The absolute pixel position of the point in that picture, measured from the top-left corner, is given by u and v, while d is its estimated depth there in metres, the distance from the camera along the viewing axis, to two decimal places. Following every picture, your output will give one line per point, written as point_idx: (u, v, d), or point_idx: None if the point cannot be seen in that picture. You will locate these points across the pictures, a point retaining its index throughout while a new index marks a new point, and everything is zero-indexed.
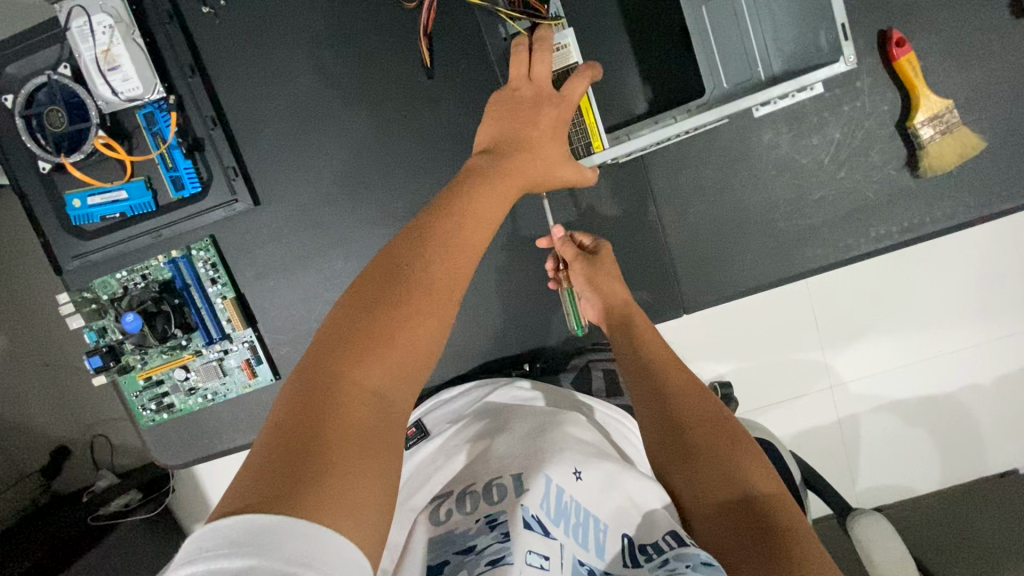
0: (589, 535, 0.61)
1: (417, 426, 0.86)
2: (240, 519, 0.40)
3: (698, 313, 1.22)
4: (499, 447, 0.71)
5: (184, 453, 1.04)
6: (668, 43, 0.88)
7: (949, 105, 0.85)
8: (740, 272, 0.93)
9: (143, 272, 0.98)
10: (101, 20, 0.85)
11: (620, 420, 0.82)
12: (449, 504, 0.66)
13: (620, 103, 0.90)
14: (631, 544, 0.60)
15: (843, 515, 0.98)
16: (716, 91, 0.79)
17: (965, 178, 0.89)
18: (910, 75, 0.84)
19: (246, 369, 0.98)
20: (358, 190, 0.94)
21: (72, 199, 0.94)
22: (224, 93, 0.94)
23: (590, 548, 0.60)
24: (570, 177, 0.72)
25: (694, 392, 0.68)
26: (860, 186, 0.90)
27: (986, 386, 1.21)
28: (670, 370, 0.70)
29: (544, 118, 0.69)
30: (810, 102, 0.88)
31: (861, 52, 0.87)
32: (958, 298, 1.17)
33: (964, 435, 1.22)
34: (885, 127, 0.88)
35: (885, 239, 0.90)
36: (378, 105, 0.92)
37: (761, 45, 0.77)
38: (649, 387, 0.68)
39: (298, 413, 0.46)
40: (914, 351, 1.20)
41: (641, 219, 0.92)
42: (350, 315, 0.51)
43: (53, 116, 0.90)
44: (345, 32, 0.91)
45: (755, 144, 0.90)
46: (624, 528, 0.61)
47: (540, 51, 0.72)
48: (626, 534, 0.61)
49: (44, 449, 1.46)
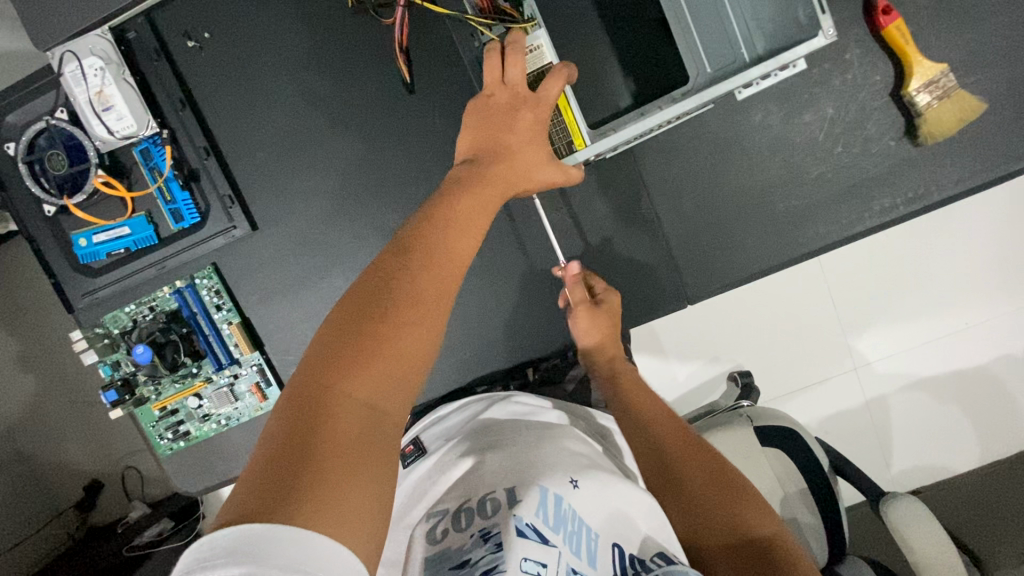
0: (582, 544, 0.60)
1: (414, 444, 0.85)
2: (239, 527, 0.41)
3: (706, 303, 1.20)
4: (490, 462, 0.70)
5: (203, 479, 1.05)
6: (648, 32, 0.87)
7: (943, 69, 0.82)
8: (742, 257, 0.91)
9: (150, 304, 0.99)
10: (91, 63, 0.88)
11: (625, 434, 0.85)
12: (444, 523, 0.65)
13: (605, 97, 0.89)
14: (621, 554, 0.60)
15: (875, 501, 0.95)
16: (701, 77, 0.77)
17: (969, 141, 0.86)
18: (901, 42, 0.81)
19: (257, 393, 0.99)
20: (353, 207, 0.95)
21: (79, 238, 0.96)
22: (214, 122, 0.95)
23: (584, 556, 0.59)
24: (553, 177, 0.71)
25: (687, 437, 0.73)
26: (859, 160, 0.87)
27: (1020, 356, 1.16)
28: (660, 420, 0.76)
29: (521, 121, 0.69)
30: (798, 79, 0.87)
31: (847, 23, 0.85)
32: (976, 267, 1.13)
33: (998, 408, 1.18)
34: (879, 98, 0.86)
35: (890, 211, 0.88)
36: (365, 122, 0.93)
37: (743, 24, 0.75)
38: (643, 436, 0.74)
39: (290, 425, 0.47)
40: (937, 328, 1.16)
41: (636, 213, 0.91)
42: (337, 327, 0.51)
43: (55, 160, 0.93)
44: (326, 53, 0.92)
45: (746, 127, 0.88)
46: (615, 538, 0.62)
47: (512, 53, 0.72)
48: (616, 544, 0.61)
49: (77, 484, 1.50)
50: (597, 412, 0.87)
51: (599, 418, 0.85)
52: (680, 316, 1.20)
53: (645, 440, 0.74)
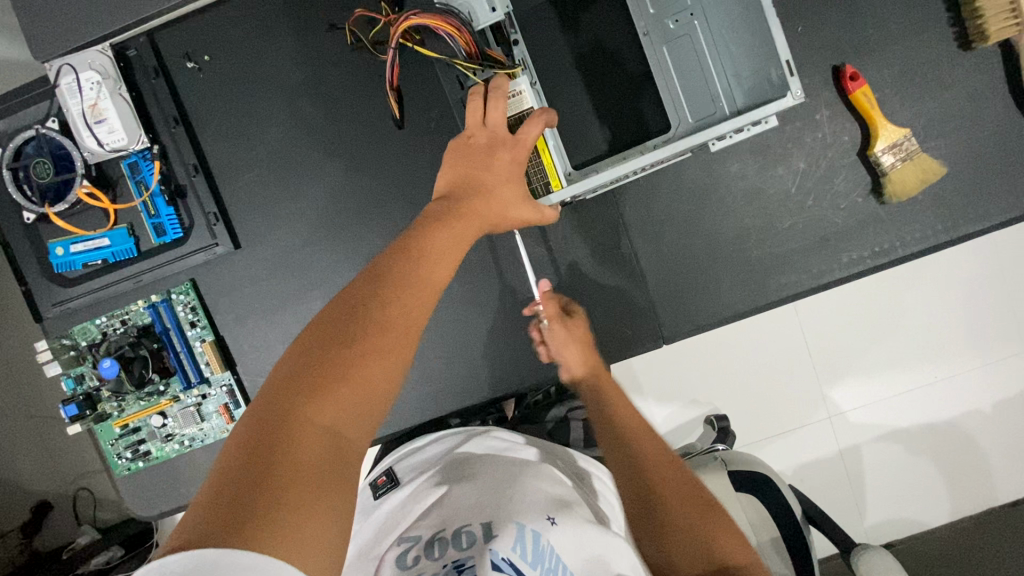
0: None
1: (388, 476, 0.82)
2: (188, 553, 0.39)
3: (680, 344, 1.21)
4: (464, 495, 0.69)
5: (160, 502, 1.01)
6: (633, 82, 0.91)
7: (907, 133, 0.87)
8: (716, 301, 0.93)
9: (122, 317, 0.98)
10: (89, 77, 0.89)
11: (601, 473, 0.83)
12: (417, 550, 0.64)
13: (588, 141, 0.92)
14: None
15: (847, 554, 0.94)
16: (682, 125, 0.82)
17: (930, 201, 0.91)
18: (867, 107, 0.87)
19: (224, 414, 0.97)
20: (338, 231, 0.96)
21: (56, 247, 0.95)
22: (206, 140, 0.96)
23: None
24: (526, 216, 0.74)
25: (667, 462, 0.70)
26: (828, 214, 0.91)
27: (988, 412, 1.19)
28: (641, 437, 0.73)
29: (498, 162, 0.72)
30: (772, 134, 0.91)
31: (818, 86, 0.90)
32: (943, 322, 1.17)
33: (970, 465, 1.20)
34: (847, 157, 0.91)
35: (857, 264, 0.91)
36: (354, 150, 0.95)
37: (724, 82, 0.80)
38: (621, 456, 0.72)
39: (249, 451, 0.46)
40: (907, 381, 1.19)
41: (615, 253, 0.94)
42: (304, 354, 0.51)
43: (40, 167, 0.93)
44: (320, 81, 0.94)
45: (722, 176, 0.92)
46: None
47: (495, 99, 0.75)
48: None
49: (24, 505, 1.43)
50: (575, 453, 0.86)
51: (576, 459, 0.84)
52: (657, 355, 1.22)
53: (623, 459, 0.71)
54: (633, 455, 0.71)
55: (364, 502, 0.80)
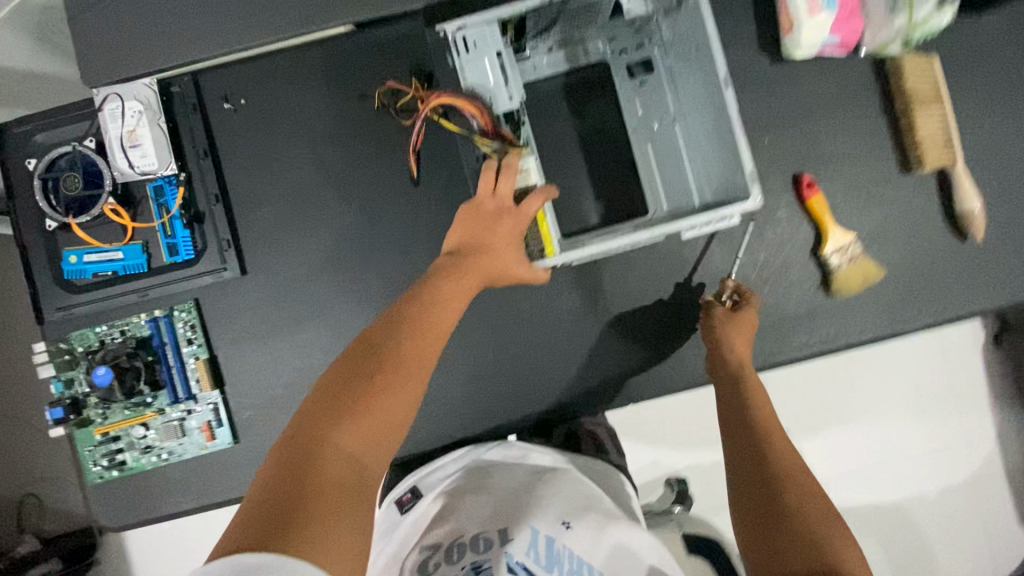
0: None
1: (411, 491, 0.92)
2: (231, 559, 0.45)
3: (646, 405, 1.29)
4: (482, 507, 0.85)
5: (128, 513, 1.03)
6: (621, 167, 1.03)
7: (853, 239, 1.00)
8: (679, 369, 1.02)
9: (122, 328, 1.03)
10: (133, 107, 0.98)
11: (611, 477, 0.98)
12: (437, 556, 0.79)
13: (578, 213, 1.03)
14: None
15: None
16: (658, 210, 1.00)
17: (872, 299, 1.03)
18: (819, 212, 1.00)
19: (206, 431, 1.01)
20: (340, 268, 1.04)
21: (69, 255, 1.01)
22: (229, 172, 1.05)
23: None
24: (524, 275, 0.84)
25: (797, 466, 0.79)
26: (782, 301, 1.03)
27: (926, 497, 1.27)
28: (773, 435, 0.82)
29: (501, 228, 0.82)
30: (738, 226, 1.03)
31: (779, 189, 1.04)
32: (886, 407, 1.27)
33: (907, 546, 1.27)
34: (802, 253, 1.03)
35: (806, 348, 1.02)
36: (365, 197, 1.04)
37: (697, 178, 0.98)
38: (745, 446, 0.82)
39: (282, 470, 0.53)
40: (853, 460, 1.28)
41: (593, 315, 1.03)
42: (330, 388, 0.59)
43: (70, 181, 1.00)
44: (343, 134, 1.04)
45: (693, 257, 1.03)
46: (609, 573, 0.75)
47: (505, 174, 0.85)
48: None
49: None
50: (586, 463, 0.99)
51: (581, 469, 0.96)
52: (623, 413, 1.29)
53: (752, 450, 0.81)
54: (764, 450, 0.80)
55: (390, 517, 0.91)
